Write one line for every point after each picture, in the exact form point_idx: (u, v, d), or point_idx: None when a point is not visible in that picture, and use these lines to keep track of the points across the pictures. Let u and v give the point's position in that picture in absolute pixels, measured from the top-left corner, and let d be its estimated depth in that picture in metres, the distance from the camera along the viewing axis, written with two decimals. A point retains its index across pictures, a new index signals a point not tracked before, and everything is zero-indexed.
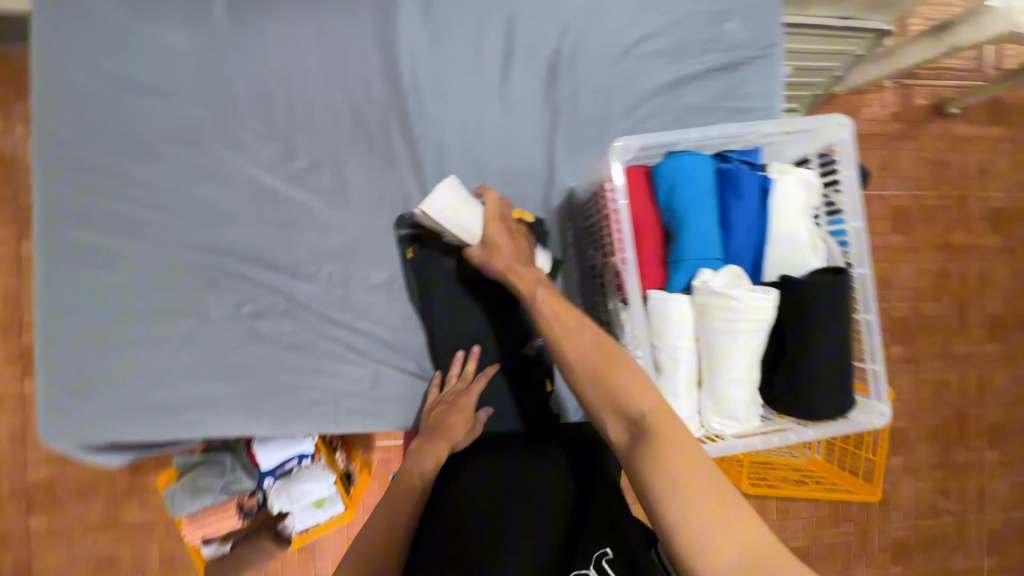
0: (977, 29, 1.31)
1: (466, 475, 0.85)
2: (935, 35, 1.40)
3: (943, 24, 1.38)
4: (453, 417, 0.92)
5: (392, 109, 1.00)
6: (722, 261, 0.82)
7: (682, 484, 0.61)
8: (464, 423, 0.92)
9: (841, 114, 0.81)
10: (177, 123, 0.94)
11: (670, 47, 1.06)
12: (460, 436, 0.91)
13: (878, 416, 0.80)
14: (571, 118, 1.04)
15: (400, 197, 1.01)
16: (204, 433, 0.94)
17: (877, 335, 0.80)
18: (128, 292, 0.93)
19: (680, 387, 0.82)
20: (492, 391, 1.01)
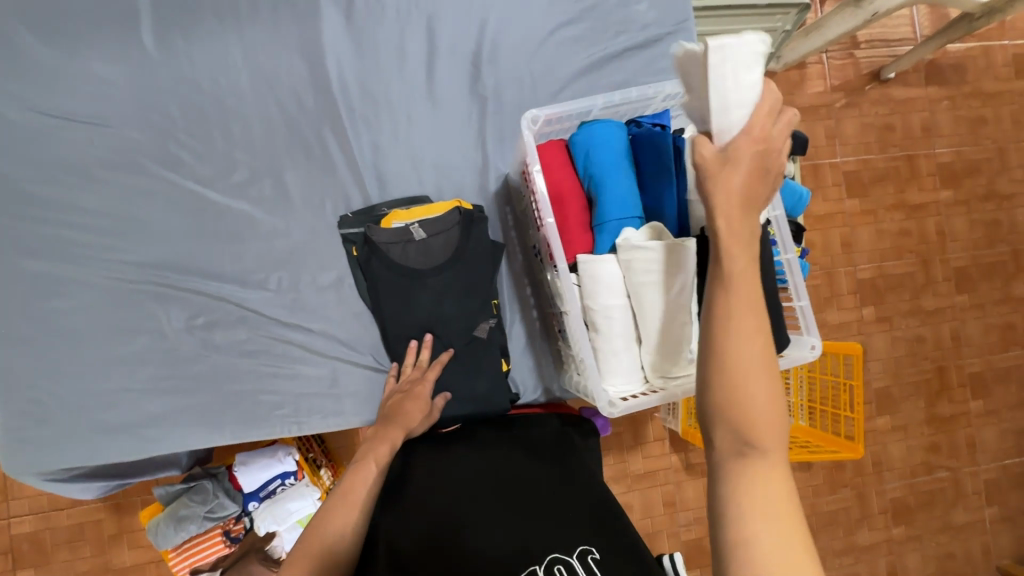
0: None
1: (426, 456, 0.86)
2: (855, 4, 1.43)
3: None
4: (408, 403, 0.94)
5: (325, 116, 1.04)
6: (643, 219, 0.85)
7: (768, 494, 0.50)
8: (420, 408, 0.94)
9: None
10: (117, 149, 0.98)
11: (586, 33, 1.10)
12: (417, 421, 0.93)
13: (809, 350, 0.82)
14: (498, 108, 1.08)
15: (341, 199, 1.05)
16: (168, 445, 0.97)
17: (799, 272, 0.83)
18: (80, 315, 0.96)
19: (618, 344, 0.84)
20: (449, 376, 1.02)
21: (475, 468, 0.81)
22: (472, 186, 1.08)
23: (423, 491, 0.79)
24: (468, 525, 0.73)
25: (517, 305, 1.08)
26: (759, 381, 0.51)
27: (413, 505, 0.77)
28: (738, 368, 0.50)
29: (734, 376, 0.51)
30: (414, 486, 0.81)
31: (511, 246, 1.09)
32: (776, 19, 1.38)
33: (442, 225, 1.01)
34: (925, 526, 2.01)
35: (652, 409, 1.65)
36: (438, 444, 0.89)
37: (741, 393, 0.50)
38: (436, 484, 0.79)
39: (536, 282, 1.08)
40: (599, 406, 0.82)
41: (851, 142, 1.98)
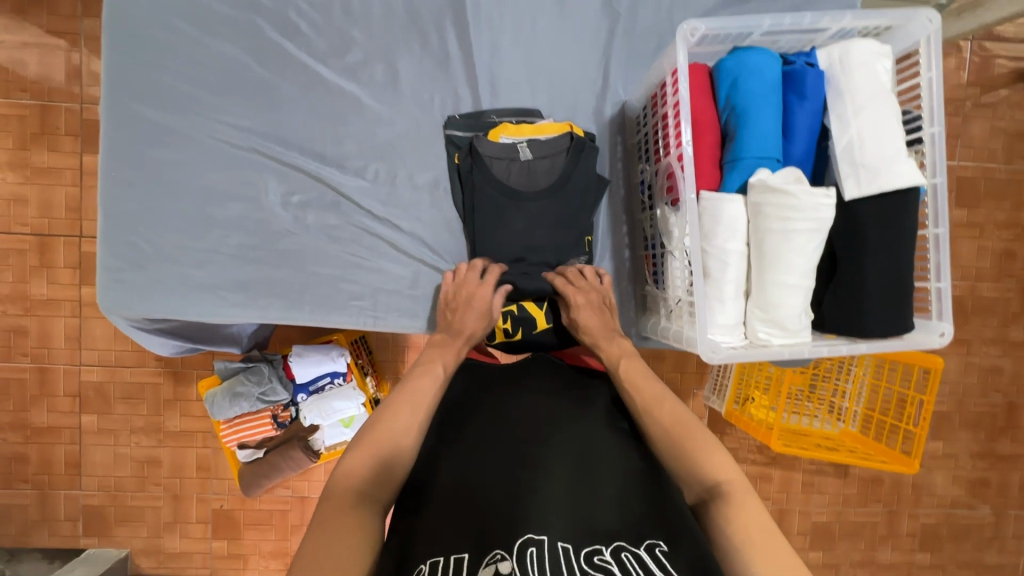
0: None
1: (482, 415, 0.85)
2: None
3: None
4: (466, 308, 0.93)
5: (448, 7, 0.98)
6: (781, 163, 0.78)
7: (748, 522, 0.67)
8: (481, 315, 0.93)
9: (930, 7, 0.73)
10: (238, 6, 0.95)
11: None
12: (474, 325, 0.92)
13: (938, 336, 0.75)
14: (629, 27, 1.00)
15: (450, 99, 1.01)
16: (249, 314, 0.98)
17: (946, 250, 0.74)
18: (182, 168, 0.96)
19: (727, 293, 0.79)
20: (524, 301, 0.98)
21: (528, 437, 0.80)
22: (586, 108, 1.02)
23: (477, 461, 0.76)
24: (519, 492, 0.71)
25: (610, 242, 1.03)
26: (697, 446, 0.75)
27: (467, 464, 0.77)
28: (677, 440, 0.76)
29: (676, 450, 0.76)
30: (469, 445, 0.80)
31: (616, 180, 1.03)
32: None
33: (550, 148, 0.97)
34: (951, 558, 1.87)
35: (694, 386, 1.65)
36: (496, 402, 0.87)
37: (683, 454, 0.75)
38: (492, 451, 0.78)
39: (635, 223, 1.03)
40: (700, 351, 0.78)
41: (975, 146, 1.73)
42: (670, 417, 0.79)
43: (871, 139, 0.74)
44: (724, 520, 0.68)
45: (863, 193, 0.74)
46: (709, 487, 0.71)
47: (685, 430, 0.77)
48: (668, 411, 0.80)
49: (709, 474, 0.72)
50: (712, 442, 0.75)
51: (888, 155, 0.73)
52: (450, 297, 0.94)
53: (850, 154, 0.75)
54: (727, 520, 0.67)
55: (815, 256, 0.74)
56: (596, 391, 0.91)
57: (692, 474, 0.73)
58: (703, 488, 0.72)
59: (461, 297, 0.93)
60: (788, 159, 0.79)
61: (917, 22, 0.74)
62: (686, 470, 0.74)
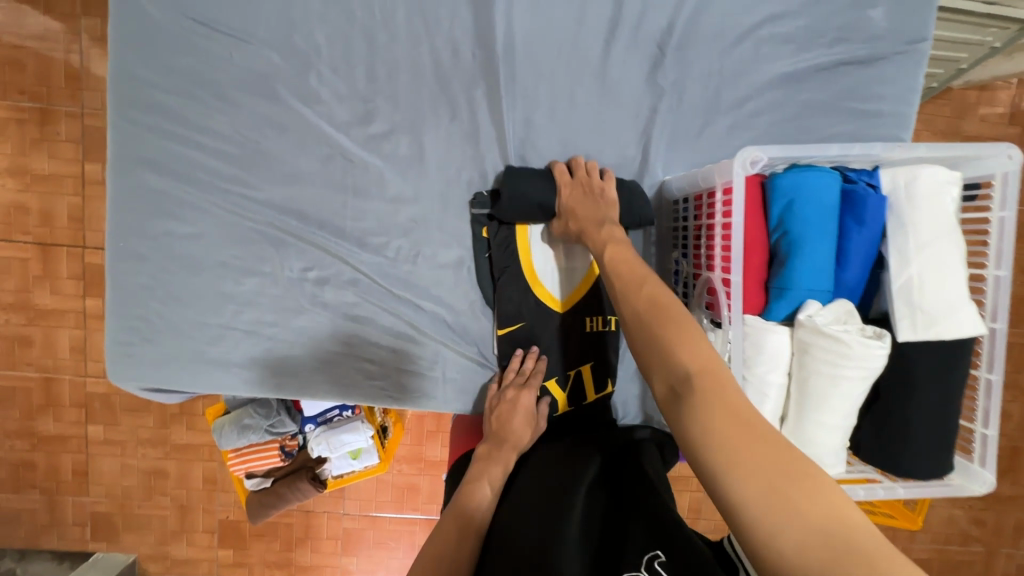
0: None
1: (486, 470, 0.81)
2: None
3: None
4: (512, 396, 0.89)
5: (480, 76, 0.91)
6: (831, 294, 0.73)
7: (726, 414, 0.53)
8: (529, 420, 0.87)
9: (1011, 143, 0.67)
10: (255, 71, 0.88)
11: (799, 32, 0.92)
12: (528, 437, 0.86)
13: (980, 484, 0.72)
14: (674, 104, 0.93)
15: (477, 175, 0.94)
16: (263, 391, 0.96)
17: (997, 400, 0.71)
18: (195, 242, 0.92)
19: (762, 423, 0.76)
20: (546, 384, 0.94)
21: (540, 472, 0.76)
22: None
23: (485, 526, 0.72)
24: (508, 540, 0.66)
25: None
26: (671, 335, 0.61)
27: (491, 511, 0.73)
28: (653, 323, 0.64)
29: (651, 334, 0.63)
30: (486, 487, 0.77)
31: (647, 263, 0.98)
32: (985, 32, 1.14)
33: None
34: None
35: None
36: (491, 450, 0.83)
37: (663, 343, 0.61)
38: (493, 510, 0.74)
39: None
40: None
41: None
42: (641, 304, 0.67)
43: (932, 282, 0.69)
44: (698, 415, 0.54)
45: (917, 338, 0.69)
46: (682, 377, 0.58)
47: (662, 315, 0.64)
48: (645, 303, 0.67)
49: (682, 365, 0.58)
50: (689, 326, 0.62)
51: (948, 302, 0.68)
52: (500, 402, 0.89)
53: (907, 293, 0.70)
54: (702, 415, 0.54)
55: (859, 398, 0.71)
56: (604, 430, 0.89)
57: (662, 366, 0.60)
58: (675, 382, 0.58)
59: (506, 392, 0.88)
60: (840, 288, 0.74)
61: (994, 158, 0.68)
62: (659, 360, 0.61)
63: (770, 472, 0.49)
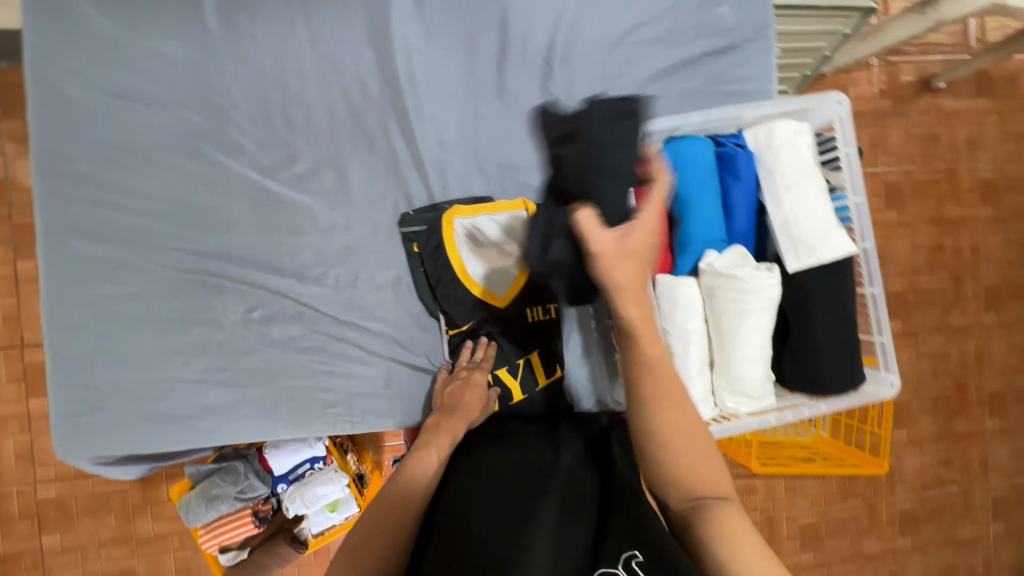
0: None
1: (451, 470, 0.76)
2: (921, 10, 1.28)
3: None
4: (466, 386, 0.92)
5: (390, 108, 1.00)
6: (726, 243, 0.82)
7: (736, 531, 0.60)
8: (480, 394, 0.91)
9: (838, 91, 0.80)
10: (176, 132, 0.94)
11: (663, 34, 1.06)
12: (478, 410, 0.89)
13: (887, 386, 0.81)
14: (569, 109, 1.04)
15: (402, 197, 1.02)
16: (221, 439, 0.96)
17: (884, 308, 0.81)
18: (134, 302, 0.93)
19: (694, 370, 0.82)
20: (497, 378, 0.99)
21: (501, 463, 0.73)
22: (537, 188, 1.06)
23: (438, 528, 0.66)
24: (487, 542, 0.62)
25: (576, 314, 1.06)
26: (690, 445, 0.65)
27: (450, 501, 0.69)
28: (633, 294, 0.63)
29: (667, 437, 0.64)
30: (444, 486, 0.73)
31: None
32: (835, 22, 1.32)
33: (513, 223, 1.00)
34: (931, 537, 1.94)
35: None
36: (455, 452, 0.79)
37: (686, 461, 0.64)
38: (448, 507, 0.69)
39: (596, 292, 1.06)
40: None
41: (896, 153, 1.86)
42: (634, 259, 0.63)
43: (805, 216, 0.79)
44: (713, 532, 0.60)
45: (803, 266, 0.79)
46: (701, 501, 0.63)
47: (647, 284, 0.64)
48: (659, 390, 0.65)
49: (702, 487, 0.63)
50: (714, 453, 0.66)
51: (822, 230, 0.78)
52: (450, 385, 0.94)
53: (787, 230, 0.80)
54: (695, 480, 0.64)
55: (768, 327, 0.79)
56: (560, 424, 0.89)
57: (678, 486, 0.64)
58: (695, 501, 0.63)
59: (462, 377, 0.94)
60: (732, 237, 0.84)
61: (829, 105, 0.81)
62: (678, 480, 0.65)
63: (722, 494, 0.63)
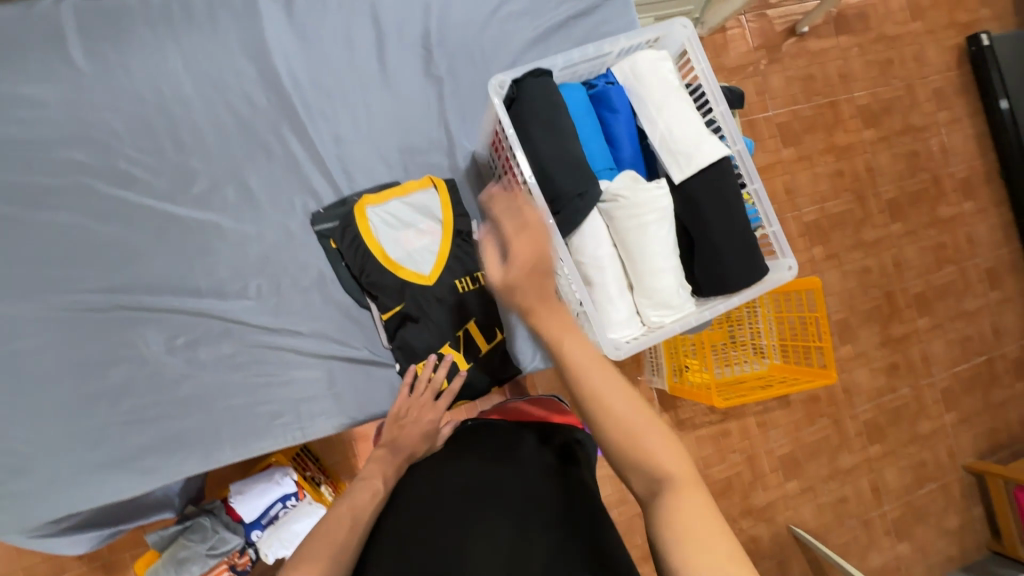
0: None
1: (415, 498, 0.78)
2: None
3: None
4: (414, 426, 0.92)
5: (282, 115, 1.02)
6: (616, 170, 0.88)
7: (684, 516, 0.56)
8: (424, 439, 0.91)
9: (681, 17, 0.88)
10: (61, 173, 0.92)
11: (529, 5, 1.12)
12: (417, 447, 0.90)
13: (786, 270, 0.88)
14: (455, 88, 1.09)
15: (311, 198, 1.03)
16: (166, 477, 0.92)
17: (767, 199, 0.88)
18: (46, 352, 0.89)
19: (614, 292, 0.86)
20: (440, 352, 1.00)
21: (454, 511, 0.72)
22: (442, 166, 1.09)
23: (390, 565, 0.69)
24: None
25: None
26: (636, 421, 0.61)
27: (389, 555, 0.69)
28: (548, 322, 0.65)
29: (615, 424, 0.61)
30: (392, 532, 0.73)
31: (489, 220, 1.10)
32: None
33: (424, 202, 1.03)
34: (897, 440, 2.04)
35: (636, 372, 1.82)
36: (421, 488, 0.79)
37: (630, 445, 0.60)
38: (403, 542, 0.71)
39: None
40: (607, 351, 0.84)
41: (780, 95, 2.01)
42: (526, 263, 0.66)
43: (678, 130, 0.86)
44: (668, 518, 0.57)
45: (688, 174, 0.86)
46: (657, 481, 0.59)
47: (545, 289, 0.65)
48: (599, 370, 0.62)
49: (657, 469, 0.59)
50: (656, 427, 0.61)
51: (695, 139, 0.85)
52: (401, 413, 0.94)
53: (667, 145, 0.86)
54: (664, 495, 0.58)
55: (669, 237, 0.84)
56: (526, 444, 0.87)
57: (634, 468, 0.60)
58: (652, 484, 0.59)
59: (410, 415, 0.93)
60: (621, 164, 0.90)
61: (677, 31, 0.89)
62: (630, 463, 0.61)
63: (688, 494, 0.58)
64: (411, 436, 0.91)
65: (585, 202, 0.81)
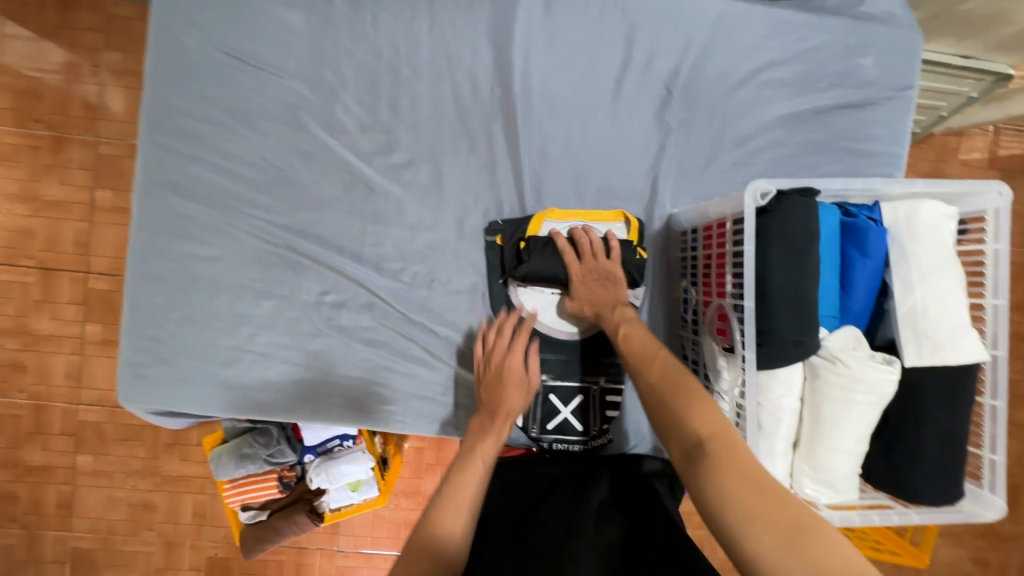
0: None
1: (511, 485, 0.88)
2: None
3: None
4: (503, 386, 0.86)
5: (497, 111, 0.97)
6: (837, 320, 0.77)
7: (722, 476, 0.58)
8: (521, 388, 0.87)
9: (1001, 181, 0.73)
10: (284, 101, 0.93)
11: (795, 78, 0.99)
12: (521, 404, 0.86)
13: (989, 509, 0.73)
14: (680, 141, 0.99)
15: (493, 204, 0.98)
16: (271, 416, 0.95)
17: (1001, 424, 0.73)
18: (214, 264, 0.93)
19: (778, 448, 0.76)
20: (554, 388, 0.98)
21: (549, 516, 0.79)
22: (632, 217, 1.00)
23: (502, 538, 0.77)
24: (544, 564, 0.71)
25: None
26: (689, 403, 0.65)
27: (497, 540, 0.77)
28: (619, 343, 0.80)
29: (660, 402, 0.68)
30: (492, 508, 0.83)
31: (656, 289, 1.01)
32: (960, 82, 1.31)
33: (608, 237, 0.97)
34: None
35: None
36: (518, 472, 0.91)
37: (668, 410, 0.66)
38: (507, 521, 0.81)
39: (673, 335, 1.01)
40: None
41: None
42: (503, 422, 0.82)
43: (933, 310, 0.72)
44: (713, 478, 0.58)
45: (923, 363, 0.72)
46: (692, 445, 0.62)
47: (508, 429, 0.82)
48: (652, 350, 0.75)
49: (693, 432, 0.62)
50: (700, 393, 0.66)
51: (952, 328, 0.72)
52: (484, 377, 0.89)
53: (913, 321, 0.73)
54: (722, 478, 0.57)
55: (870, 423, 0.72)
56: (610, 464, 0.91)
57: (675, 432, 0.64)
58: (688, 448, 0.62)
59: (495, 370, 0.88)
60: (846, 315, 0.78)
61: (986, 194, 0.74)
62: (671, 427, 0.65)
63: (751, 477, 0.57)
64: (505, 384, 0.87)
65: (797, 351, 0.71)
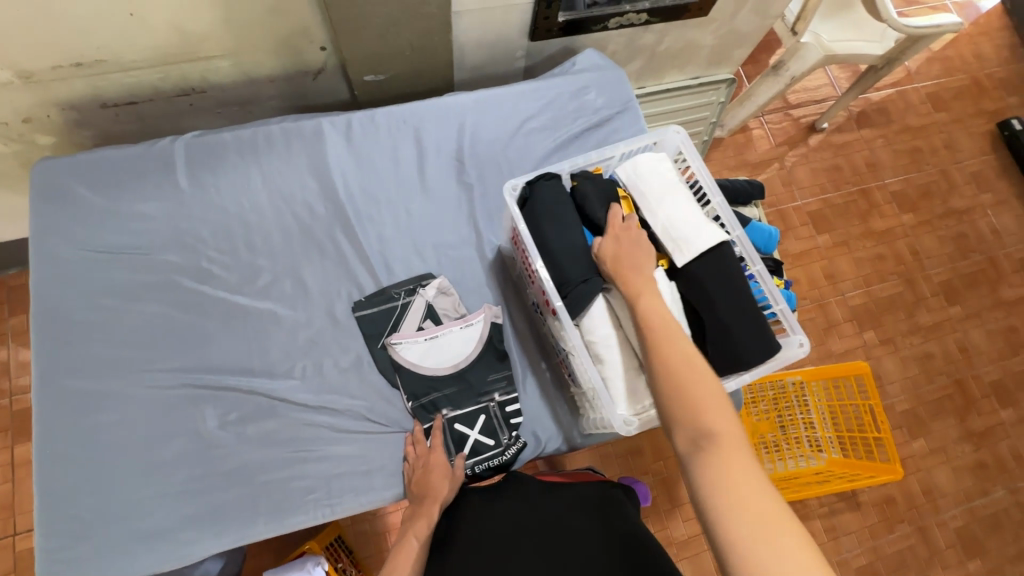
0: (803, 58, 1.62)
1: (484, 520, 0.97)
2: (773, 73, 1.70)
3: (775, 65, 1.68)
4: (428, 473, 1.00)
5: (335, 220, 1.19)
6: None
7: (749, 497, 0.63)
8: (445, 475, 1.01)
9: (674, 125, 1.04)
10: (155, 270, 1.11)
11: (549, 122, 1.31)
12: (447, 490, 1.00)
13: (798, 346, 0.92)
14: (483, 192, 1.25)
15: (354, 287, 1.16)
16: (205, 551, 0.97)
17: (769, 279, 0.96)
18: (119, 427, 1.01)
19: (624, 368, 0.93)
20: (456, 417, 1.09)
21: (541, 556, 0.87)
22: (471, 258, 1.21)
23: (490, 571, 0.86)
24: None
25: (527, 359, 1.15)
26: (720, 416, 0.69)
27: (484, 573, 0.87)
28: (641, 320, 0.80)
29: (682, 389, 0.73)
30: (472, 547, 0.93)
31: (511, 305, 1.19)
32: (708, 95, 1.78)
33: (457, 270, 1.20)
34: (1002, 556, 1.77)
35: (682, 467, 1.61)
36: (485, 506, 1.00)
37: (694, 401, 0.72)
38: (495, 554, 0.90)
39: (539, 335, 1.17)
40: (616, 427, 0.90)
41: (807, 185, 2.08)
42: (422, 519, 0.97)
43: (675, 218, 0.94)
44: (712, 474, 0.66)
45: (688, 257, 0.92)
46: (701, 437, 0.69)
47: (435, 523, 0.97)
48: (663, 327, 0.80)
49: (707, 427, 0.69)
50: (709, 402, 0.71)
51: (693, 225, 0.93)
52: (413, 468, 1.02)
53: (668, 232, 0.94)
54: (718, 474, 0.66)
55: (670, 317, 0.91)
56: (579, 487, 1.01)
57: (695, 430, 0.70)
58: (698, 436, 0.69)
59: (418, 465, 1.02)
60: None
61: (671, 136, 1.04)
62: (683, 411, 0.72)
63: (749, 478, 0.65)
64: (432, 473, 1.00)
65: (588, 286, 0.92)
